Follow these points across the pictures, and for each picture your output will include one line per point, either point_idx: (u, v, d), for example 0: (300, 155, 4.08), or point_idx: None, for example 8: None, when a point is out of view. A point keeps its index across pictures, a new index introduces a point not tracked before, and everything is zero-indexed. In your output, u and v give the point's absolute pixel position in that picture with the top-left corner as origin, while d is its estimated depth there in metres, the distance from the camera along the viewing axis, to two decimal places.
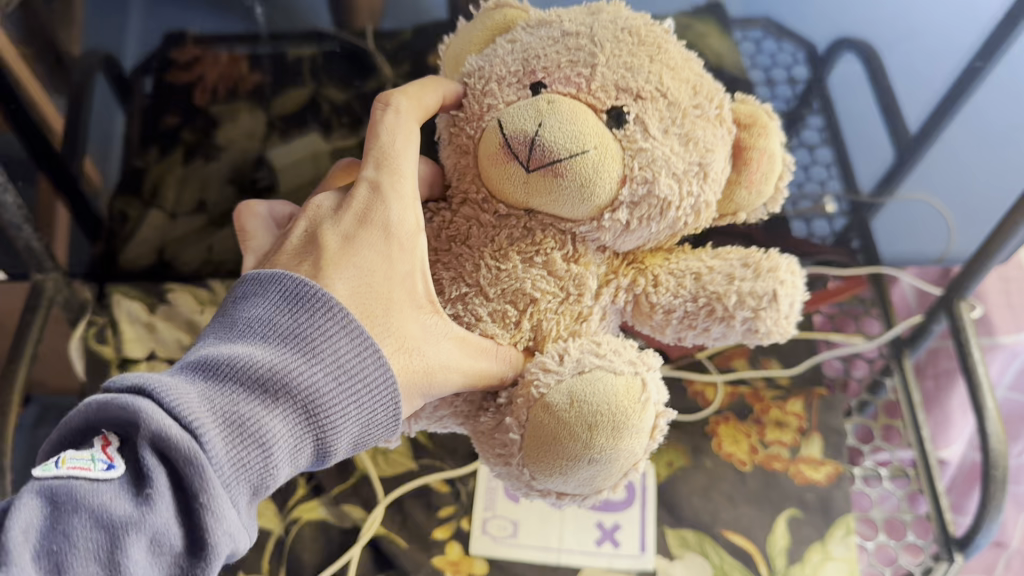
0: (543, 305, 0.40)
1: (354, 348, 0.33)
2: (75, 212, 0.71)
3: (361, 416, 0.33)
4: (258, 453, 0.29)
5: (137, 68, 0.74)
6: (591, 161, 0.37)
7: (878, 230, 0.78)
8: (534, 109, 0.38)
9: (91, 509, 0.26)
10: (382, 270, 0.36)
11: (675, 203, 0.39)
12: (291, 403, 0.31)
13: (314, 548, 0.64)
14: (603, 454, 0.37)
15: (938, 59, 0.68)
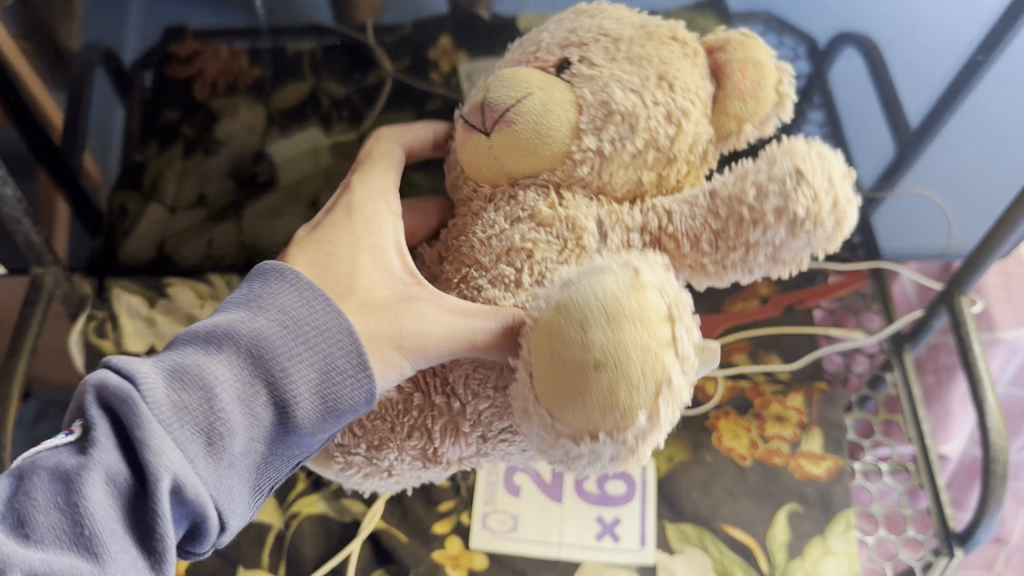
0: (542, 254, 0.39)
1: (302, 298, 0.33)
2: (74, 206, 0.73)
3: (323, 358, 0.32)
4: (199, 395, 0.30)
5: (139, 63, 0.69)
6: (537, 100, 0.40)
7: (877, 229, 0.78)
8: (482, 89, 0.42)
9: (45, 467, 0.28)
10: (344, 242, 0.38)
11: (641, 117, 0.40)
12: (239, 351, 0.31)
13: (314, 542, 0.64)
14: (607, 353, 0.31)
15: (939, 55, 0.66)
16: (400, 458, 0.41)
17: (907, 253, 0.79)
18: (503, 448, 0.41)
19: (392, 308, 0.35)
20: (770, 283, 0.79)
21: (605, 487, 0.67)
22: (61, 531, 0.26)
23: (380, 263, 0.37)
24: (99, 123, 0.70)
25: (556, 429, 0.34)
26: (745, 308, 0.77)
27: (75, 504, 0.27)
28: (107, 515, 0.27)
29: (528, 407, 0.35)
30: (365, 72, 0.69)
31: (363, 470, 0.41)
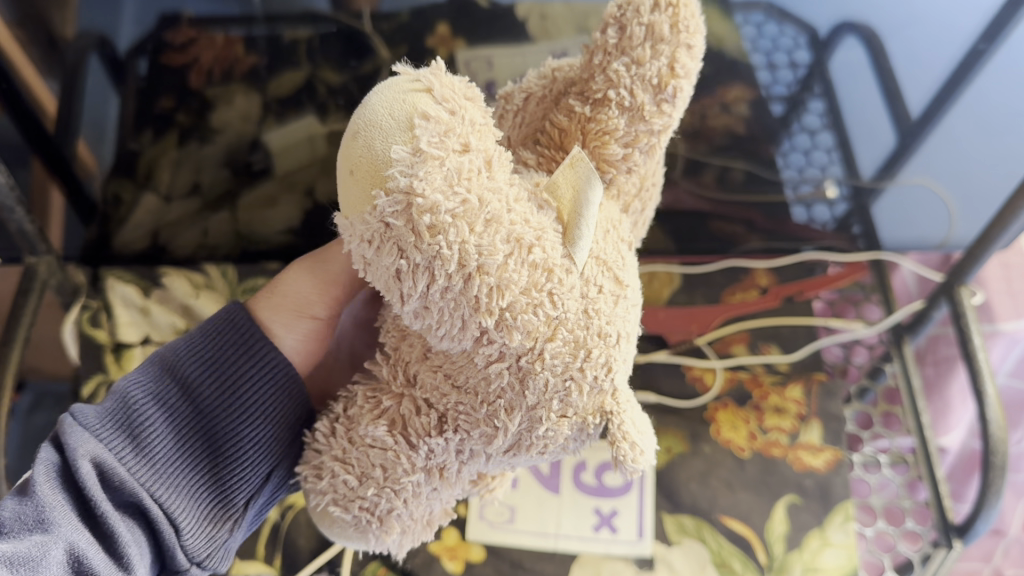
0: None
1: (205, 320, 0.40)
2: (69, 196, 0.74)
3: (219, 350, 0.39)
4: (117, 401, 0.37)
5: (132, 49, 0.63)
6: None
7: (877, 219, 0.77)
8: None
9: (17, 487, 0.36)
10: None
11: (515, 89, 0.38)
12: (151, 365, 0.39)
13: (310, 534, 0.64)
14: (360, 113, 0.27)
15: (940, 42, 0.61)
16: (331, 434, 0.37)
17: (906, 245, 0.79)
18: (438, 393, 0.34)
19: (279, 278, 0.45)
20: (769, 273, 0.78)
21: (603, 478, 0.66)
22: (18, 518, 0.34)
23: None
24: (92, 111, 0.67)
25: (371, 250, 0.27)
26: (744, 299, 0.77)
27: (29, 495, 0.34)
28: (54, 499, 0.34)
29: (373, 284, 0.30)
30: (361, 59, 0.64)
31: (312, 469, 0.37)
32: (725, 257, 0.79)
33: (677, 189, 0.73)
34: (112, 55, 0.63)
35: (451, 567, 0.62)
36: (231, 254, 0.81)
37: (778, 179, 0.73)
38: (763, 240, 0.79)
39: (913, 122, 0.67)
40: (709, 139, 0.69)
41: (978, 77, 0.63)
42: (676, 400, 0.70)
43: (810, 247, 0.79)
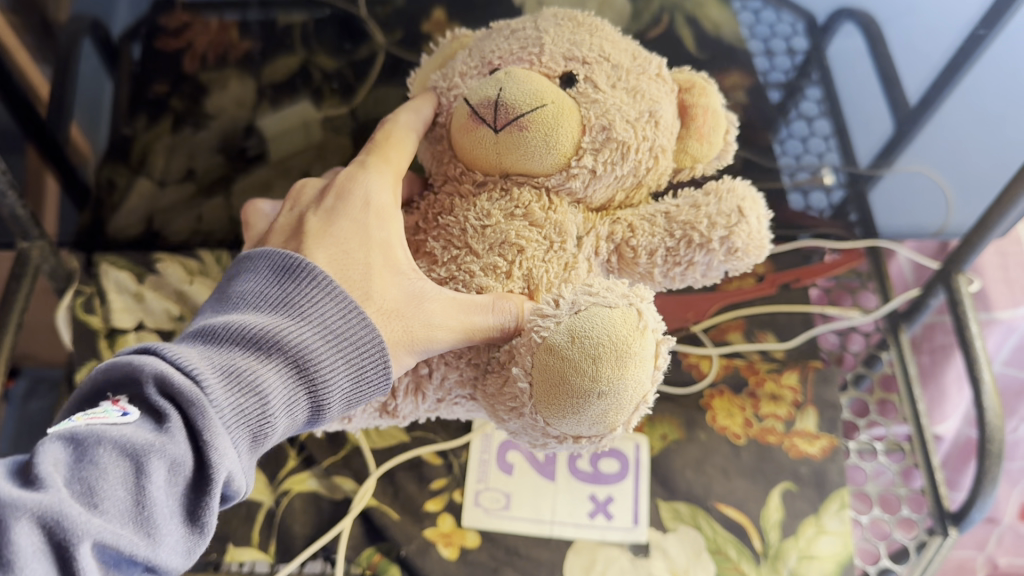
0: (532, 252, 0.40)
1: (340, 310, 0.35)
2: (64, 184, 0.72)
3: (353, 373, 0.35)
4: (256, 402, 0.31)
5: (124, 34, 0.66)
6: (552, 114, 0.39)
7: (875, 206, 0.76)
8: (535, 95, 0.38)
9: (113, 440, 0.28)
10: (356, 239, 0.37)
11: (634, 149, 0.41)
12: (282, 359, 0.33)
13: (305, 520, 0.64)
14: (612, 386, 0.35)
15: (929, 30, 0.63)
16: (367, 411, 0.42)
17: (903, 233, 0.78)
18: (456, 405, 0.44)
19: (409, 314, 0.36)
20: (766, 260, 0.76)
21: (599, 465, 0.66)
22: (123, 514, 0.27)
23: (391, 264, 0.37)
24: (87, 90, 0.68)
25: (544, 431, 0.38)
26: (739, 287, 0.75)
27: (142, 486, 0.28)
28: (164, 501, 0.28)
29: (519, 407, 0.38)
30: (357, 43, 0.66)
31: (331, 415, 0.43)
32: None
33: None
34: (106, 39, 0.65)
35: (446, 553, 0.62)
36: (229, 239, 0.77)
37: (775, 167, 0.72)
38: None
39: (910, 110, 0.67)
40: None
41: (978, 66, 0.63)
42: (670, 387, 0.70)
43: (807, 235, 0.77)
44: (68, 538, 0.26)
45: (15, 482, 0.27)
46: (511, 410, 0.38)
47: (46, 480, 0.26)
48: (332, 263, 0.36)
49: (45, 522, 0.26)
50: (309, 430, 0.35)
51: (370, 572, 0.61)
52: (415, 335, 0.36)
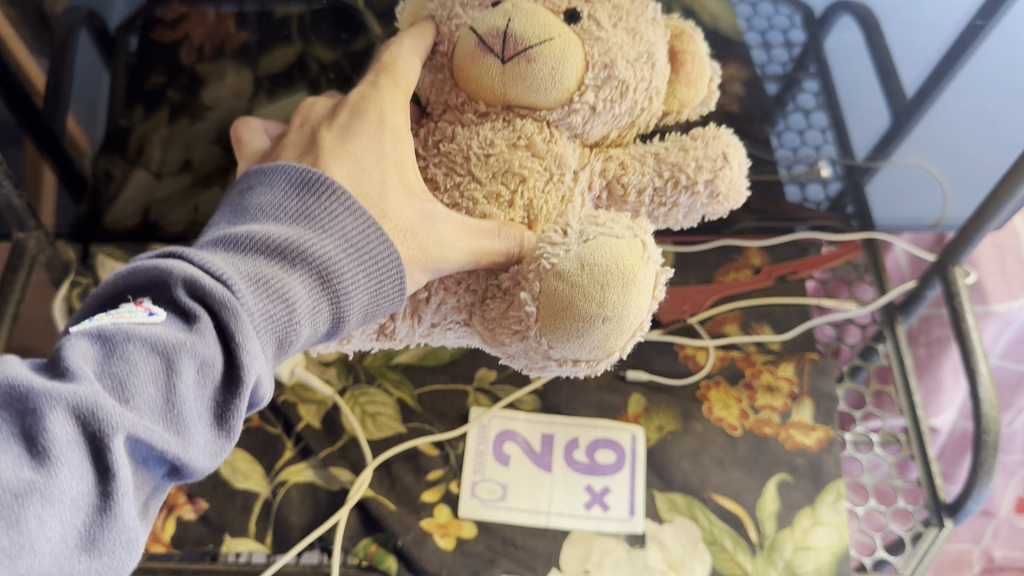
0: (534, 183, 0.40)
1: (360, 225, 0.35)
2: (61, 175, 0.72)
3: (371, 285, 0.35)
4: (284, 309, 0.31)
5: (122, 26, 0.65)
6: (559, 47, 0.38)
7: (871, 200, 0.75)
8: (543, 28, 0.38)
9: (142, 338, 0.27)
10: (373, 156, 0.38)
11: (634, 85, 0.40)
12: (306, 269, 0.32)
13: (302, 511, 0.64)
14: (616, 313, 0.35)
15: (931, 25, 0.63)
16: (367, 336, 0.42)
17: (898, 225, 0.76)
18: (451, 332, 0.43)
19: (422, 233, 0.37)
20: (761, 253, 0.78)
21: (594, 456, 0.67)
22: (153, 410, 0.26)
23: (406, 185, 0.38)
24: (85, 87, 0.67)
25: (547, 353, 0.38)
26: (737, 279, 0.76)
27: (172, 383, 0.27)
28: (192, 400, 0.28)
29: (522, 332, 0.38)
30: (353, 34, 0.65)
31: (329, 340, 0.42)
32: (718, 237, 0.77)
33: None
34: (102, 30, 0.64)
35: (443, 543, 0.62)
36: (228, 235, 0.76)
37: (772, 158, 0.71)
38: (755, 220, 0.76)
39: (909, 101, 0.67)
40: None
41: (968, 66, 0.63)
42: (665, 379, 0.70)
43: (804, 227, 0.77)
44: (103, 429, 0.25)
45: (40, 374, 0.26)
46: (515, 333, 0.38)
47: (77, 370, 0.25)
48: (349, 182, 0.36)
49: (79, 412, 0.24)
50: (321, 341, 0.35)
51: (367, 564, 0.61)
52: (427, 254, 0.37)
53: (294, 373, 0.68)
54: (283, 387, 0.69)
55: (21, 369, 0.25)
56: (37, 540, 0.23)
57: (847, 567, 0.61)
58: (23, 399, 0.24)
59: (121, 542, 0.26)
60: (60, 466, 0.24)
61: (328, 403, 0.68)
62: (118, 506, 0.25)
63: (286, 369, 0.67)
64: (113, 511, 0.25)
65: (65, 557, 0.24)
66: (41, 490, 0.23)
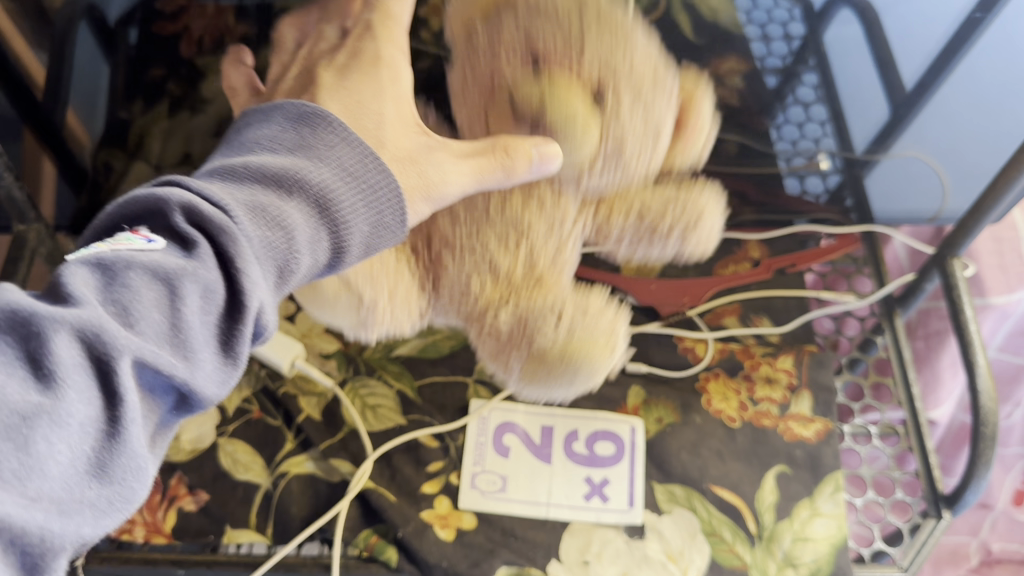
0: (523, 239, 0.40)
1: (361, 152, 0.34)
2: (61, 166, 0.69)
3: (373, 215, 0.35)
4: (284, 236, 0.31)
5: (121, 19, 0.69)
6: (570, 121, 0.35)
7: (871, 191, 0.76)
8: (566, 110, 0.35)
9: (144, 264, 0.27)
10: (368, 87, 0.37)
11: (633, 157, 0.37)
12: (306, 198, 0.32)
13: (302, 502, 0.64)
14: (582, 379, 0.41)
15: (931, 18, 0.63)
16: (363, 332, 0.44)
17: (897, 219, 0.75)
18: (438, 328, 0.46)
19: (420, 161, 0.37)
20: (761, 246, 0.77)
21: (594, 448, 0.67)
22: (159, 335, 0.27)
23: (404, 115, 0.38)
24: (84, 80, 0.68)
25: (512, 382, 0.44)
26: (735, 272, 0.76)
27: (176, 307, 0.27)
28: (198, 325, 0.28)
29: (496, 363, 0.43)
30: None
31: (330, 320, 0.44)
32: (718, 229, 0.78)
33: None
34: (101, 22, 0.67)
35: (444, 535, 0.62)
36: None
37: (770, 151, 0.73)
38: (756, 212, 0.77)
39: (908, 93, 0.66)
40: None
41: (964, 62, 0.63)
42: (664, 370, 0.70)
43: (804, 219, 0.77)
44: (108, 353, 0.25)
45: (41, 300, 0.26)
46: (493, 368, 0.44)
47: (78, 296, 0.25)
48: (345, 112, 0.36)
49: (82, 336, 0.24)
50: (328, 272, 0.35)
51: (367, 555, 0.61)
52: (426, 179, 0.36)
53: (295, 365, 0.68)
54: (284, 379, 0.69)
55: (22, 295, 0.25)
56: (49, 465, 0.23)
57: (845, 559, 0.61)
58: (24, 325, 0.24)
59: (131, 470, 0.26)
60: (66, 389, 0.24)
61: (328, 395, 0.69)
62: (127, 434, 0.25)
63: (284, 361, 0.68)
64: (122, 436, 0.25)
65: (77, 484, 0.24)
66: (50, 414, 0.23)
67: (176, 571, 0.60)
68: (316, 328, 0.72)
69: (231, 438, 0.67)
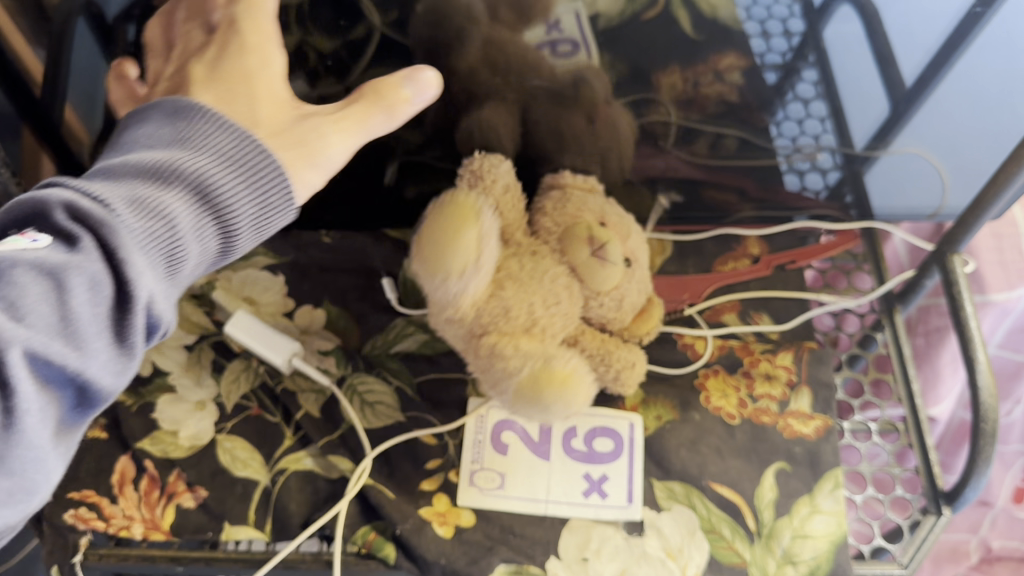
0: (558, 277, 0.59)
1: (236, 139, 0.37)
2: (60, 162, 0.71)
3: (255, 197, 0.37)
4: (165, 223, 0.33)
5: (119, 15, 0.58)
6: (616, 273, 0.60)
7: (870, 189, 0.76)
8: (622, 257, 0.60)
9: (24, 261, 0.30)
10: (239, 77, 0.43)
11: (636, 286, 0.63)
12: (185, 184, 0.35)
13: (301, 499, 0.64)
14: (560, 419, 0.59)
15: (929, 24, 0.60)
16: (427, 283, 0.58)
17: (898, 215, 0.78)
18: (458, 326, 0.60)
19: (296, 132, 0.42)
20: (760, 242, 0.79)
21: (593, 444, 0.66)
22: (49, 327, 0.30)
23: (275, 94, 0.43)
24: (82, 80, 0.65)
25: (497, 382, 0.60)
26: (735, 268, 0.78)
27: (62, 298, 0.30)
28: (88, 313, 0.31)
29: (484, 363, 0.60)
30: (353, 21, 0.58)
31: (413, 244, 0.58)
32: (719, 226, 0.80)
33: (669, 155, 0.73)
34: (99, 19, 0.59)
35: (442, 532, 0.62)
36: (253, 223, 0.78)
37: (771, 147, 0.72)
38: (755, 209, 0.79)
39: (908, 90, 0.65)
40: (702, 107, 0.68)
41: (962, 60, 0.61)
42: (665, 368, 0.70)
43: (803, 216, 0.79)
44: None
45: None
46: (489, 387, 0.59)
47: None
48: (218, 98, 0.41)
49: None
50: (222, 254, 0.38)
51: (365, 552, 0.62)
52: (310, 145, 0.41)
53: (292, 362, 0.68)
54: (283, 375, 0.69)
55: None
56: None
57: (844, 555, 0.61)
58: None
59: (29, 463, 0.31)
60: None
61: (327, 393, 0.69)
62: (20, 420, 0.30)
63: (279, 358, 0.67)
64: (14, 428, 0.30)
65: None
66: None
67: (175, 569, 0.62)
68: (315, 324, 0.73)
69: (230, 435, 0.66)
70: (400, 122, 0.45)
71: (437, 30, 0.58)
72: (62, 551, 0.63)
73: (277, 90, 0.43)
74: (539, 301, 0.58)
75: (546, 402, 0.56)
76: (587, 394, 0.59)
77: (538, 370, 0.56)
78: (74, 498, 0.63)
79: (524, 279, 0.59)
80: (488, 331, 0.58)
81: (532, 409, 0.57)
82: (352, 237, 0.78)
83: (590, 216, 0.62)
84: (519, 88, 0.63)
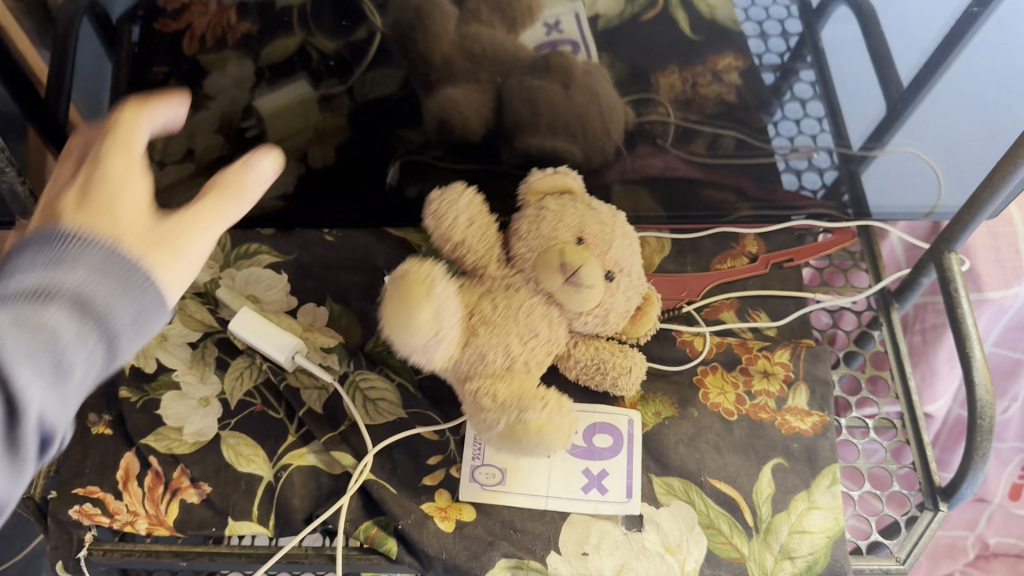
0: (531, 314, 0.59)
1: (109, 254, 0.36)
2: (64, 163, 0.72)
3: (135, 306, 0.36)
4: (36, 343, 0.32)
5: (123, 16, 0.60)
6: (593, 295, 0.57)
7: (866, 188, 0.77)
8: (598, 278, 0.57)
9: None
10: (106, 189, 0.39)
11: (615, 300, 0.60)
12: (59, 302, 0.33)
13: (304, 493, 0.65)
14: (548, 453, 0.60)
15: (924, 28, 0.60)
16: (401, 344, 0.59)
17: (894, 214, 0.79)
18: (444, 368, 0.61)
19: (160, 232, 0.39)
20: (758, 241, 0.80)
21: (593, 440, 0.66)
22: None
23: (134, 199, 0.40)
24: (85, 77, 0.66)
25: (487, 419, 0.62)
26: (733, 266, 0.79)
27: None
28: None
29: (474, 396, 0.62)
30: (354, 23, 0.58)
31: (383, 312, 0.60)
32: (717, 224, 0.80)
33: (668, 155, 0.73)
34: (104, 18, 0.60)
35: (444, 526, 0.63)
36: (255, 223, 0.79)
37: (768, 146, 0.73)
38: (753, 208, 0.79)
39: (904, 90, 0.66)
40: (700, 108, 0.68)
41: (959, 60, 0.62)
42: (664, 364, 0.71)
43: (801, 215, 0.80)
44: None
45: None
46: (477, 426, 0.60)
47: None
48: (87, 210, 0.38)
49: None
50: (110, 370, 0.36)
51: (367, 546, 0.63)
52: (169, 250, 0.39)
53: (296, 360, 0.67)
54: (286, 372, 0.70)
55: None
56: None
57: (841, 550, 0.62)
58: None
59: None
60: None
61: (328, 390, 0.69)
62: None
63: (285, 357, 0.67)
64: None
65: None
66: None
67: (178, 563, 0.62)
68: (318, 321, 0.74)
69: (234, 431, 0.67)
70: (249, 205, 0.45)
71: (437, 30, 0.59)
72: (67, 546, 0.64)
73: (135, 196, 0.40)
74: (515, 340, 0.58)
75: (528, 448, 0.57)
76: (571, 425, 0.59)
77: (514, 422, 0.57)
78: (78, 494, 0.64)
79: (497, 321, 0.59)
80: (472, 375, 0.59)
81: (519, 455, 0.59)
82: (353, 235, 0.79)
83: (565, 235, 0.59)
84: (518, 88, 0.65)
